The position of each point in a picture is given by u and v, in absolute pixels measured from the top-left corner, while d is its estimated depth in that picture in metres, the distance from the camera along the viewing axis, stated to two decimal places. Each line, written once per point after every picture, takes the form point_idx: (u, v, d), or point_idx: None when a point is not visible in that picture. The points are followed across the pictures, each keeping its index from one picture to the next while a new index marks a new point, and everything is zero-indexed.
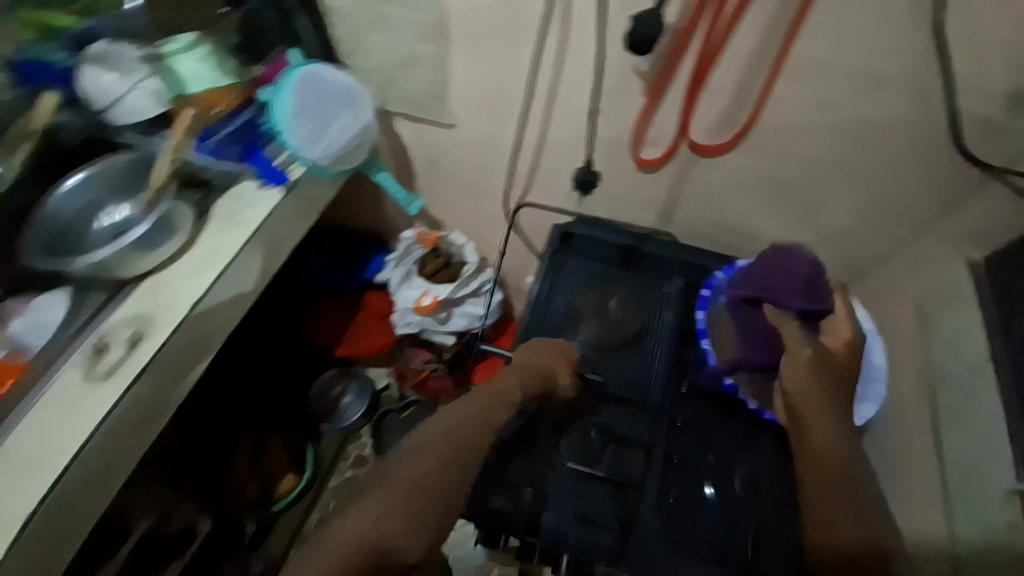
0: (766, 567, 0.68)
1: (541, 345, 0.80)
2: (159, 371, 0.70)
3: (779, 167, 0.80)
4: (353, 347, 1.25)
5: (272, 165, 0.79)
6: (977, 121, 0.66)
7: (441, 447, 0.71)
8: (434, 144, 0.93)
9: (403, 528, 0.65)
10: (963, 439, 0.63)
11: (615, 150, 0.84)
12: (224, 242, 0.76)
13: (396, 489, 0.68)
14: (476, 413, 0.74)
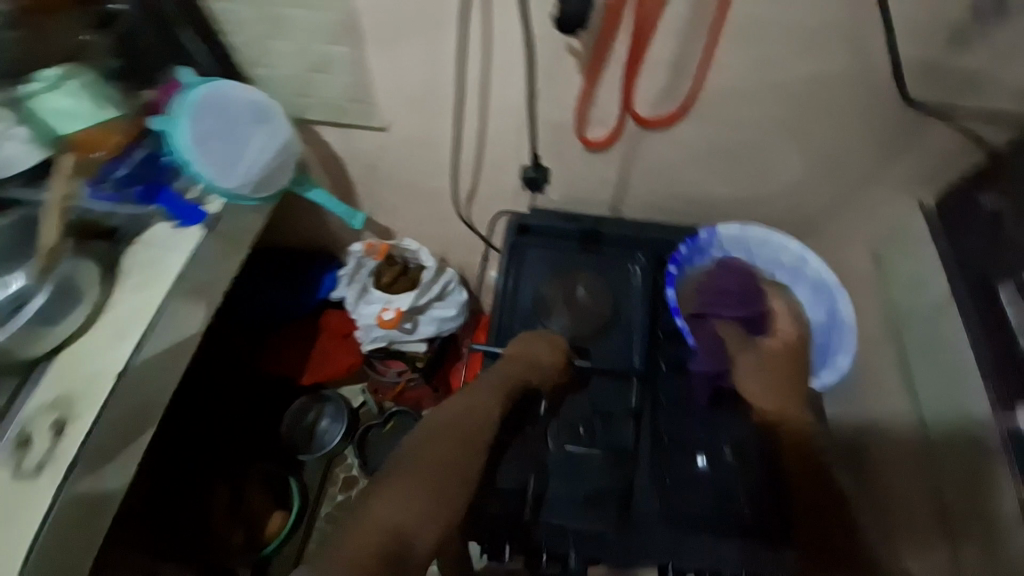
0: (766, 526, 0.73)
1: (542, 342, 0.78)
2: (95, 456, 0.64)
3: (726, 132, 0.74)
4: (319, 373, 1.26)
5: (184, 202, 0.74)
6: (919, 63, 0.61)
7: (446, 433, 0.66)
8: (366, 148, 0.88)
9: (423, 508, 0.56)
10: (926, 371, 0.69)
11: (559, 133, 0.77)
12: (145, 297, 0.70)
13: (415, 469, 0.60)
14: (483, 399, 0.71)
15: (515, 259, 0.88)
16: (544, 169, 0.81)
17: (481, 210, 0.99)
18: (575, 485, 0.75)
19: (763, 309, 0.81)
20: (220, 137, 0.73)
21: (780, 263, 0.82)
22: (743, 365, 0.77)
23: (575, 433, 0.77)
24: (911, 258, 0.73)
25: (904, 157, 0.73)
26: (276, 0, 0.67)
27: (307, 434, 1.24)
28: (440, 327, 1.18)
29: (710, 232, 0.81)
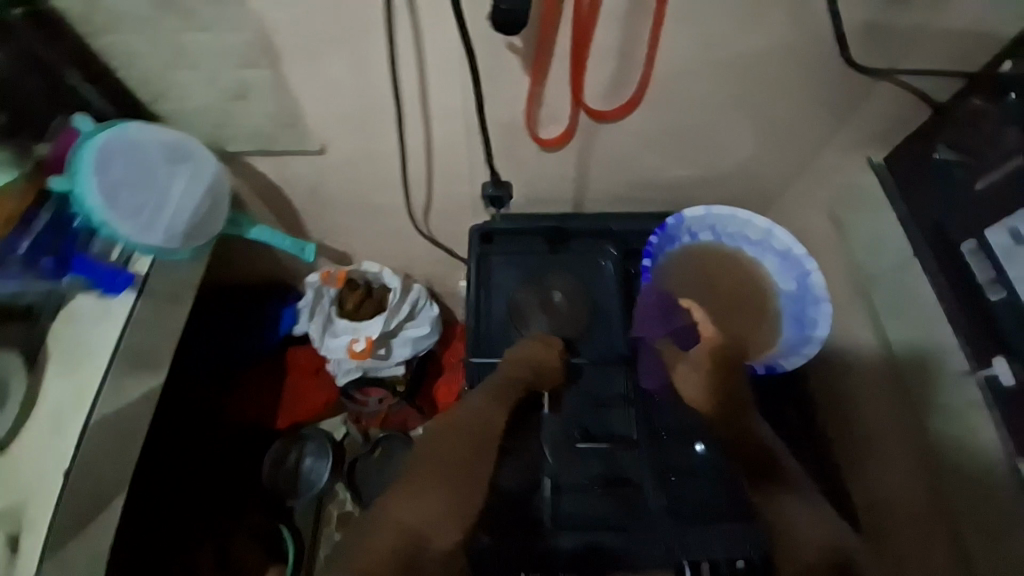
0: None
1: (539, 345, 0.76)
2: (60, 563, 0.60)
3: (678, 115, 0.73)
4: (292, 415, 1.21)
5: (106, 268, 0.67)
6: (857, 25, 0.61)
7: (446, 444, 0.69)
8: (306, 172, 0.82)
9: (438, 511, 0.64)
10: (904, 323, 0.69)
11: (510, 136, 0.74)
12: (80, 383, 0.65)
13: (430, 475, 0.67)
14: (481, 408, 0.72)
15: (483, 269, 0.85)
16: (507, 185, 0.80)
17: (439, 221, 0.95)
18: (579, 494, 0.72)
19: (714, 302, 0.80)
20: (133, 188, 0.67)
21: (747, 238, 0.81)
22: (679, 375, 0.76)
23: (573, 440, 0.75)
24: (870, 216, 0.75)
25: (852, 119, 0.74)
26: (175, 28, 0.60)
27: (290, 476, 1.14)
28: (417, 348, 1.14)
29: (677, 218, 0.81)
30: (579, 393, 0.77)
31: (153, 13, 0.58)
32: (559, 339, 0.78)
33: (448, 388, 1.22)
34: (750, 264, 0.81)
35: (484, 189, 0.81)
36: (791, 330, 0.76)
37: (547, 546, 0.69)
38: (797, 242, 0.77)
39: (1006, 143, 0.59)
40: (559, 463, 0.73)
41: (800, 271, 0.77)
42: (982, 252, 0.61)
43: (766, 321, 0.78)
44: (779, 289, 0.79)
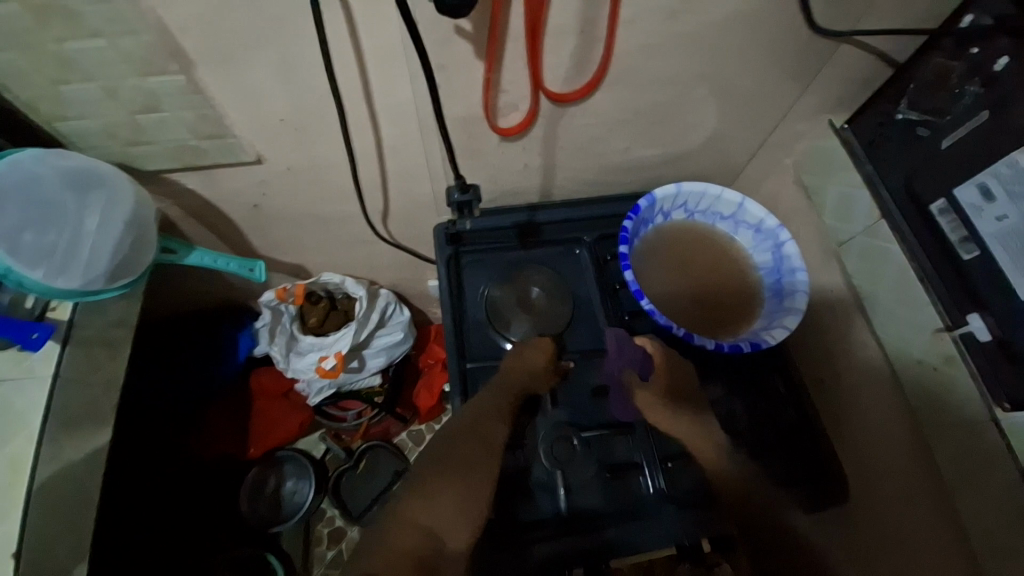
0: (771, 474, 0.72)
1: (540, 342, 0.74)
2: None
3: (642, 94, 0.69)
4: (266, 440, 1.14)
5: (20, 323, 0.59)
6: None
7: (464, 440, 0.66)
8: (247, 186, 0.74)
9: (449, 515, 0.59)
10: (869, 278, 0.71)
11: (468, 129, 0.68)
12: (10, 453, 0.56)
13: (444, 480, 0.62)
14: (490, 408, 0.68)
15: (454, 273, 0.80)
16: (475, 188, 0.72)
17: (400, 223, 0.89)
18: (584, 489, 0.70)
19: (685, 296, 0.77)
20: (38, 229, 0.59)
21: (719, 214, 0.80)
22: (642, 403, 0.72)
23: (568, 437, 0.71)
24: (835, 180, 0.75)
25: (814, 85, 0.73)
26: (59, 35, 0.50)
27: (272, 503, 1.11)
28: (391, 356, 1.09)
29: (649, 199, 0.76)
30: (568, 390, 0.75)
31: (29, 20, 0.49)
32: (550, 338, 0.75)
33: (430, 391, 1.19)
34: (724, 240, 0.81)
35: (450, 194, 0.73)
36: (770, 304, 0.76)
37: (550, 547, 0.67)
38: (769, 214, 0.76)
39: (968, 99, 0.59)
40: (556, 463, 0.70)
41: (775, 242, 0.76)
42: (952, 212, 0.62)
43: (745, 298, 0.78)
44: (757, 263, 0.79)
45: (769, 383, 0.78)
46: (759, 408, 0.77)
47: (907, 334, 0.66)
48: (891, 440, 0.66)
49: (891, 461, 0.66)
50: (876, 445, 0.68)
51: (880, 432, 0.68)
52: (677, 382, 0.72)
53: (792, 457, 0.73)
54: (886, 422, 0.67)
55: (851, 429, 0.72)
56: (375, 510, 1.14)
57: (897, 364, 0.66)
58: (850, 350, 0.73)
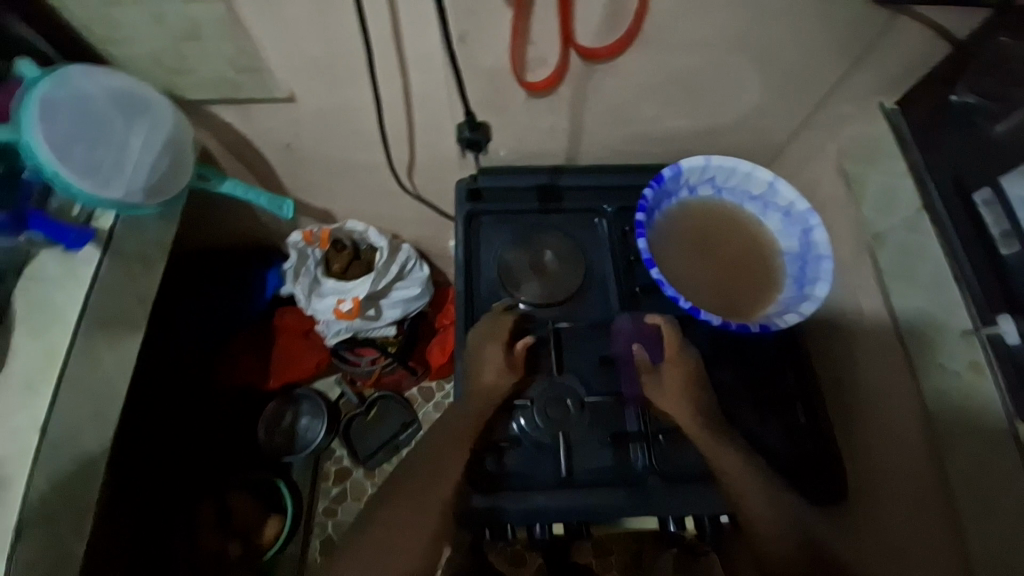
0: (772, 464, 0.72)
1: (488, 345, 0.72)
2: (39, 527, 0.58)
3: (678, 57, 0.67)
4: (284, 376, 1.19)
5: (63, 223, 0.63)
6: None
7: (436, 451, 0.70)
8: (280, 124, 0.77)
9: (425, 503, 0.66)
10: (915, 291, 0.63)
11: (495, 83, 0.68)
12: (45, 346, 0.62)
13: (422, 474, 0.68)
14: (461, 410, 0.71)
15: (472, 229, 0.81)
16: (485, 128, 0.74)
17: (424, 178, 0.91)
18: (583, 450, 0.71)
19: (706, 279, 0.75)
20: (86, 143, 0.62)
21: (748, 193, 0.77)
22: (652, 389, 0.71)
23: (564, 398, 0.72)
24: (882, 169, 0.70)
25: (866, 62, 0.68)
26: None
27: (286, 436, 1.18)
28: (407, 309, 1.12)
29: (674, 169, 0.74)
30: (571, 355, 0.76)
31: None
32: (512, 321, 0.74)
33: (441, 349, 1.22)
34: (750, 223, 0.78)
35: (460, 131, 0.74)
36: (790, 291, 0.73)
37: (545, 496, 0.68)
38: (801, 198, 0.73)
39: None
40: (551, 423, 0.71)
41: (803, 228, 0.73)
42: (998, 203, 0.59)
43: (767, 284, 0.75)
44: (782, 248, 0.76)
45: (782, 375, 0.77)
46: (767, 395, 0.75)
47: (945, 352, 0.60)
48: (904, 458, 0.63)
49: (903, 480, 0.63)
50: (887, 457, 0.66)
51: (897, 447, 0.65)
52: (688, 363, 0.72)
53: (797, 452, 0.73)
54: (905, 442, 0.63)
55: (868, 438, 0.70)
56: (380, 457, 1.23)
57: (923, 373, 0.61)
58: (873, 356, 0.69)
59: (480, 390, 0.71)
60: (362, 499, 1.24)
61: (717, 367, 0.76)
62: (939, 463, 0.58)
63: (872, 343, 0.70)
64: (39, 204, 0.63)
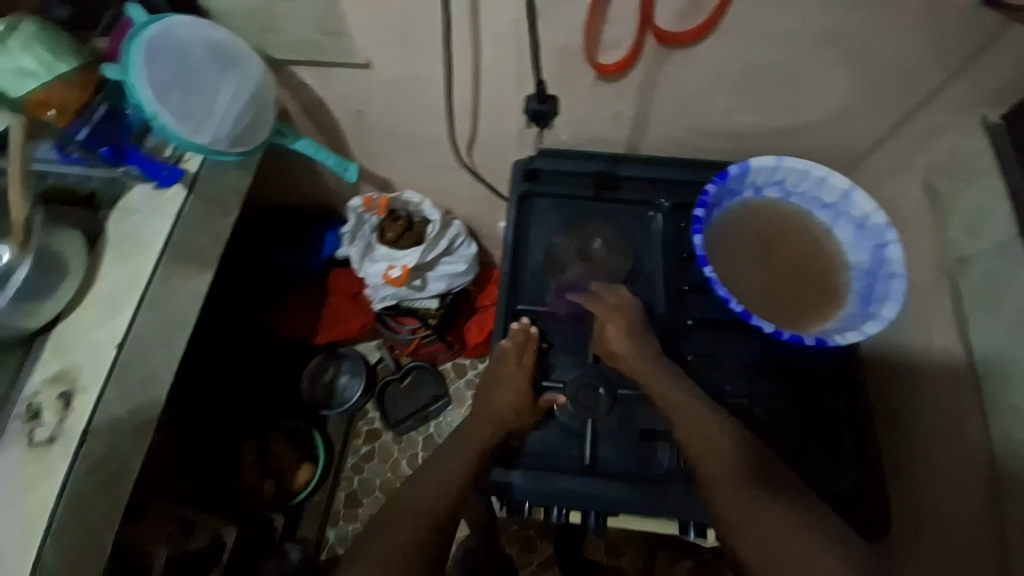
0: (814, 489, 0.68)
1: (507, 370, 0.72)
2: (104, 435, 0.64)
3: (760, 47, 0.64)
4: (330, 334, 1.24)
5: (154, 159, 0.71)
6: None
7: (454, 439, 0.72)
8: (354, 91, 0.80)
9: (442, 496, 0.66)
10: (1000, 330, 0.57)
11: (564, 63, 0.68)
12: (131, 271, 0.68)
13: (444, 462, 0.69)
14: (483, 418, 0.72)
15: (524, 210, 0.81)
16: (554, 99, 0.67)
17: (483, 156, 0.92)
18: (610, 442, 0.70)
19: (774, 281, 0.72)
20: (183, 89, 0.67)
21: (820, 201, 0.73)
22: (610, 340, 0.71)
23: (595, 387, 0.71)
24: (975, 189, 0.63)
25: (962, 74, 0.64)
26: None
27: (326, 391, 1.25)
28: (451, 284, 1.14)
29: (741, 167, 0.71)
30: None
31: None
32: (535, 349, 0.73)
33: (480, 329, 1.25)
34: (818, 231, 0.74)
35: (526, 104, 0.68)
36: (854, 307, 0.68)
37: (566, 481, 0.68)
38: (878, 210, 0.68)
39: None
40: (582, 410, 0.70)
41: (877, 242, 0.69)
42: None
43: (828, 298, 0.70)
44: (851, 263, 0.71)
45: (831, 397, 0.72)
46: (811, 415, 0.71)
47: (1012, 404, 0.55)
48: (964, 504, 0.59)
49: (960, 527, 0.59)
50: (945, 500, 0.62)
51: (957, 494, 0.60)
52: (635, 332, 0.71)
53: (843, 481, 0.68)
54: (969, 487, 0.59)
55: (924, 480, 0.65)
56: (409, 424, 1.27)
57: (992, 422, 0.56)
58: (940, 393, 0.64)
59: (504, 392, 0.71)
60: (389, 463, 1.27)
61: (702, 369, 0.73)
62: (998, 516, 0.55)
63: (936, 381, 0.65)
64: (137, 139, 0.72)
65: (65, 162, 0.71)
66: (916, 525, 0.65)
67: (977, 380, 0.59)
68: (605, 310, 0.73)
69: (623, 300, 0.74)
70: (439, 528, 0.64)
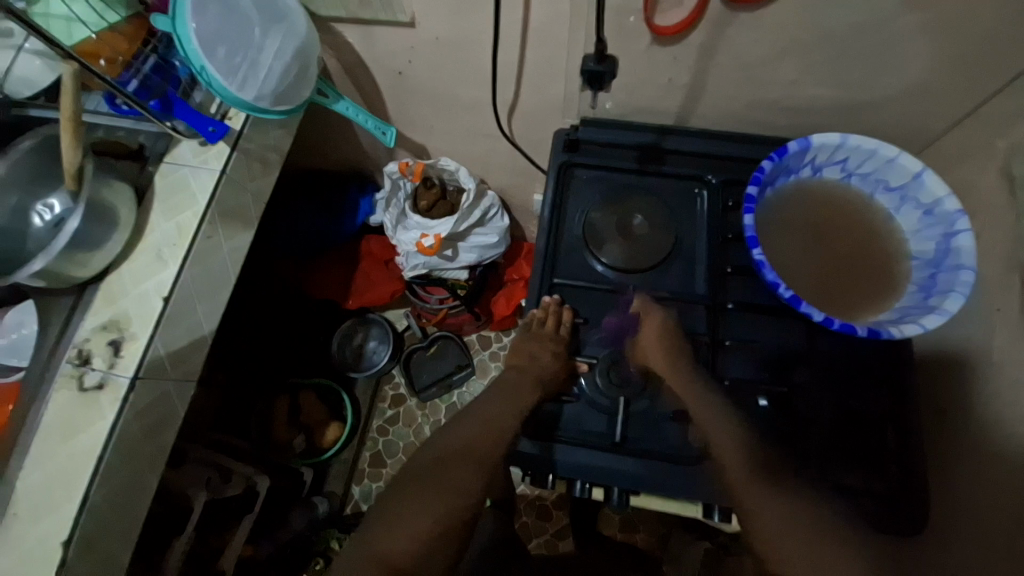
0: (844, 481, 0.66)
1: (544, 325, 0.73)
2: (149, 383, 0.67)
3: (838, 10, 0.59)
4: (362, 299, 1.26)
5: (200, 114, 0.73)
6: None
7: (481, 403, 0.73)
8: (397, 51, 0.78)
9: (467, 464, 0.66)
10: None
11: (619, 23, 0.64)
12: (177, 225, 0.70)
13: (468, 425, 0.70)
14: (514, 383, 0.73)
15: (563, 181, 0.79)
16: (613, 59, 0.63)
17: (524, 123, 0.90)
18: (639, 420, 0.69)
19: (836, 264, 0.69)
20: (229, 40, 0.67)
21: (885, 184, 0.69)
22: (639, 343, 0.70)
23: (626, 365, 0.71)
24: None
25: None
26: None
27: (355, 355, 1.29)
28: (482, 256, 1.14)
29: (802, 143, 0.66)
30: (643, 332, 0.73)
31: None
32: (571, 313, 0.73)
33: (507, 302, 1.25)
34: (878, 216, 0.70)
35: (583, 63, 0.64)
36: (912, 298, 0.64)
37: (595, 455, 0.67)
38: (950, 195, 0.62)
39: None
40: (613, 387, 0.70)
41: (946, 231, 0.63)
42: None
43: (884, 286, 0.67)
44: (912, 252, 0.67)
45: (875, 391, 0.69)
46: (851, 408, 0.68)
47: None
48: (1006, 510, 0.56)
49: (1001, 530, 0.56)
50: (982, 501, 0.59)
51: (998, 499, 0.57)
52: (667, 331, 0.70)
53: (877, 474, 0.66)
54: (1013, 493, 0.56)
55: (964, 478, 0.63)
56: (434, 392, 1.29)
57: None
58: (994, 392, 0.60)
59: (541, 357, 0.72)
60: (412, 427, 1.30)
61: (738, 355, 0.71)
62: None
63: (996, 381, 0.60)
64: (186, 93, 0.74)
65: (117, 114, 0.74)
66: (953, 523, 0.63)
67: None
68: (644, 308, 0.72)
69: (726, 293, 0.73)
70: (469, 493, 0.65)
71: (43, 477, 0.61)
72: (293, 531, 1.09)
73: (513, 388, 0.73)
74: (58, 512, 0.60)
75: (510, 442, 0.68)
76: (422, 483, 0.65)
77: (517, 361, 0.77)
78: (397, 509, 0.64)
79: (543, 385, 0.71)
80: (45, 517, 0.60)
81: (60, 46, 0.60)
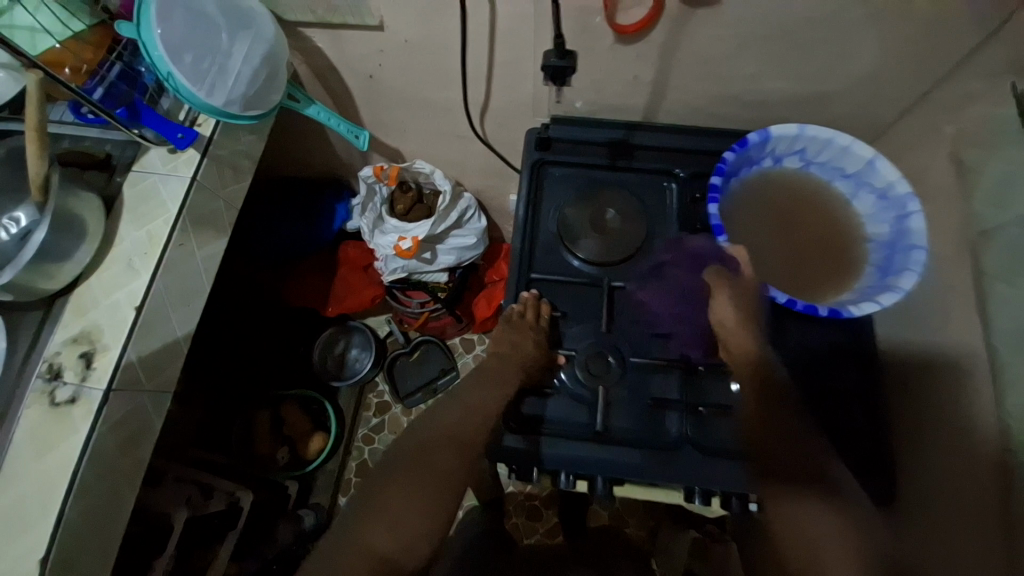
0: None
1: (526, 312, 0.74)
2: (123, 396, 0.65)
3: (787, 7, 0.62)
4: (342, 305, 1.25)
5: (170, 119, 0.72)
6: None
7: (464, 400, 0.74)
8: (366, 54, 0.79)
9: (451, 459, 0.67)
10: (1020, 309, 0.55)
11: (583, 22, 0.66)
12: (148, 235, 0.69)
13: (450, 419, 0.71)
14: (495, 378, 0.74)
15: (537, 178, 0.80)
16: (574, 55, 0.66)
17: (497, 124, 0.91)
18: (620, 408, 0.71)
19: (805, 241, 0.72)
20: (195, 46, 0.67)
21: (842, 171, 0.72)
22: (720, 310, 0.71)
23: (604, 355, 0.72)
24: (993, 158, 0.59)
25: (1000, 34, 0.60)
26: None
27: (337, 363, 1.27)
28: (461, 257, 1.14)
29: (762, 135, 0.70)
30: (621, 315, 0.75)
31: None
32: (548, 304, 0.74)
33: (488, 303, 1.25)
34: (837, 202, 0.73)
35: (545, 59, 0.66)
36: (871, 278, 0.68)
37: (578, 446, 0.69)
38: (901, 180, 0.66)
39: None
40: (590, 377, 0.71)
41: (899, 213, 0.67)
42: None
43: (844, 268, 0.70)
44: (869, 234, 0.71)
45: (844, 371, 0.72)
46: (821, 388, 0.71)
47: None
48: (967, 479, 0.58)
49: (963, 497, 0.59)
50: (944, 469, 0.62)
51: (959, 465, 0.60)
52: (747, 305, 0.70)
53: (851, 452, 0.68)
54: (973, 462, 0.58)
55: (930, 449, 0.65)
56: (418, 398, 1.29)
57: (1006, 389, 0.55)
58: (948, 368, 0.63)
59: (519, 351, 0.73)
60: (399, 433, 1.30)
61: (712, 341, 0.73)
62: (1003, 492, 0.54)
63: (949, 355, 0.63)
64: (153, 101, 0.73)
65: (83, 123, 0.73)
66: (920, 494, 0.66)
67: (992, 358, 0.57)
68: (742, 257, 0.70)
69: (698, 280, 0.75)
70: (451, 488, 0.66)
71: (12, 497, 0.59)
72: (279, 546, 1.07)
73: (494, 378, 0.73)
74: (29, 533, 0.58)
75: (490, 437, 0.69)
76: (404, 483, 0.66)
77: (498, 349, 0.76)
78: (379, 504, 0.64)
79: (527, 374, 0.73)
80: (15, 539, 0.58)
81: (25, 56, 0.59)
